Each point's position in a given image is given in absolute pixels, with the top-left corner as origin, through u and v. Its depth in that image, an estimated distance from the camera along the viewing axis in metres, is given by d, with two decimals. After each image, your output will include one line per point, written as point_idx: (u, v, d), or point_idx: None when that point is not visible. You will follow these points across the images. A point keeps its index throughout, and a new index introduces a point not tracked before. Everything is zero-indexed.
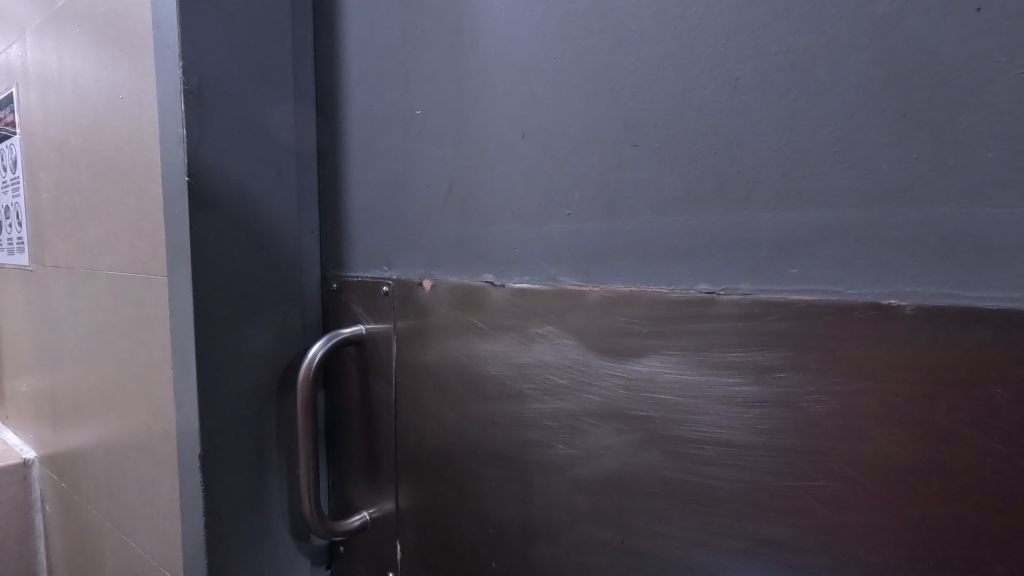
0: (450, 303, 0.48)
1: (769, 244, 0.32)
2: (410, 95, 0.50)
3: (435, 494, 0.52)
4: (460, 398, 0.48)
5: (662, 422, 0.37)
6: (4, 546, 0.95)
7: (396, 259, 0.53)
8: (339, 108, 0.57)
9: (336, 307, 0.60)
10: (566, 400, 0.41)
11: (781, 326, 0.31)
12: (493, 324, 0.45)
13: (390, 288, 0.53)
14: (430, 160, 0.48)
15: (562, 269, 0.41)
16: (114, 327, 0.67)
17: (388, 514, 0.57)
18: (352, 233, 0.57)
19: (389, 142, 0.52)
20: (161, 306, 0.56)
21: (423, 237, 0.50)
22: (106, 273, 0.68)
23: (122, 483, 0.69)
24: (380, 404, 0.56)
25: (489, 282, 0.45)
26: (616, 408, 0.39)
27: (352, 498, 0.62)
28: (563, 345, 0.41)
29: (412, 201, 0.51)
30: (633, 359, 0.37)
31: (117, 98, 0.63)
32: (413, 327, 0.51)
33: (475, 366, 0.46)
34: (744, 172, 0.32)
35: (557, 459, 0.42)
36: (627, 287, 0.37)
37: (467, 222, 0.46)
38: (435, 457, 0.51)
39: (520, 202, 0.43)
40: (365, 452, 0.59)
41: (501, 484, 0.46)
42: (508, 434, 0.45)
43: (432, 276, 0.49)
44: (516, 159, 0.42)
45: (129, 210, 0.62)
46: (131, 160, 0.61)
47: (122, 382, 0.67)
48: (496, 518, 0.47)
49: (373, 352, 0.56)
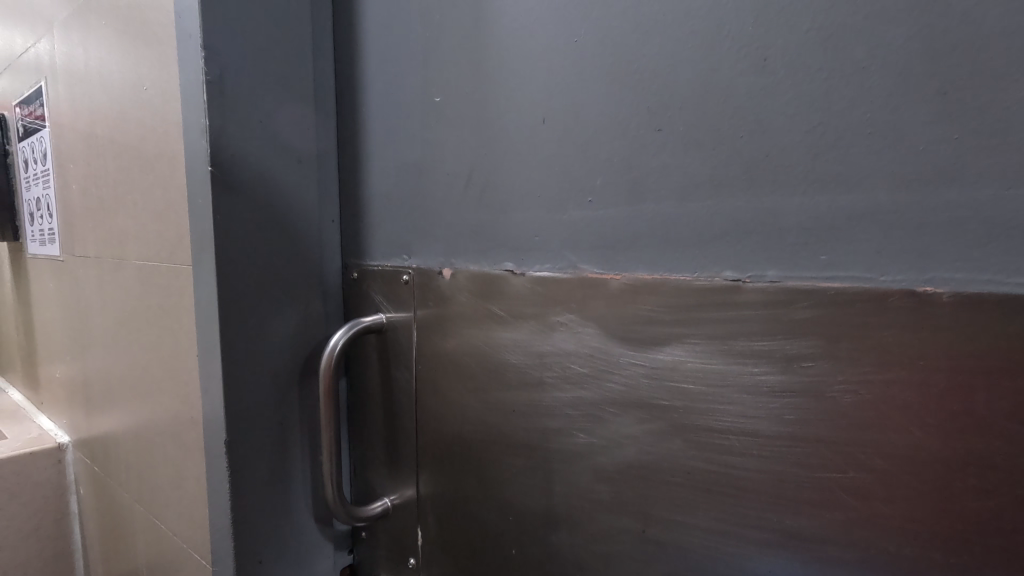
0: (470, 290, 0.47)
1: (799, 229, 0.31)
2: (429, 82, 0.49)
3: (456, 481, 0.52)
4: (480, 386, 0.48)
5: (685, 412, 0.36)
6: (42, 526, 0.98)
7: (416, 248, 0.52)
8: (359, 97, 0.57)
9: (356, 296, 0.60)
10: (587, 388, 0.41)
11: (810, 314, 0.31)
12: (514, 313, 0.44)
13: (410, 277, 0.53)
14: (450, 147, 0.48)
15: (583, 256, 0.40)
16: (142, 314, 0.69)
17: (409, 501, 0.57)
18: (372, 221, 0.57)
19: (409, 130, 0.52)
20: (187, 294, 0.58)
21: (444, 226, 0.50)
22: (133, 263, 0.70)
23: (151, 466, 0.71)
24: (401, 392, 0.56)
25: (509, 270, 0.44)
26: (638, 396, 0.38)
27: (374, 485, 0.62)
28: (583, 333, 0.40)
29: (432, 189, 0.50)
30: (655, 347, 0.37)
31: (142, 88, 0.64)
32: (433, 316, 0.51)
33: (495, 354, 0.46)
34: (773, 155, 0.32)
35: (578, 448, 0.42)
36: (649, 275, 0.37)
37: (486, 211, 0.46)
38: (455, 445, 0.52)
39: (540, 189, 0.42)
40: (386, 439, 0.59)
41: (522, 473, 0.46)
42: (528, 422, 0.45)
43: (452, 264, 0.49)
44: (536, 144, 0.42)
45: (156, 200, 0.63)
46: (156, 150, 0.62)
47: (151, 367, 0.68)
48: (517, 506, 0.47)
49: (393, 340, 0.56)
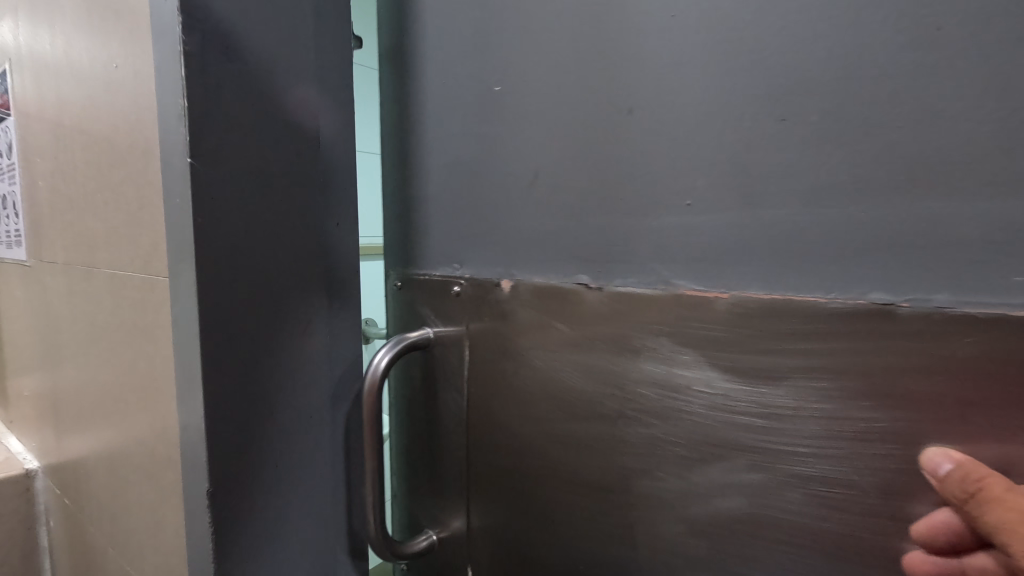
0: (533, 305, 0.41)
1: (979, 244, 0.25)
2: (486, 68, 0.43)
3: (512, 521, 0.46)
4: (542, 416, 0.42)
5: (815, 461, 0.30)
6: (8, 561, 0.88)
7: (467, 253, 0.45)
8: (393, 84, 0.50)
9: (397, 307, 0.52)
10: (681, 427, 0.34)
11: (1000, 349, 0.24)
12: (589, 335, 0.38)
13: (462, 287, 0.46)
14: (512, 139, 0.41)
15: (679, 271, 0.33)
16: (115, 330, 0.60)
17: (459, 538, 0.50)
18: (416, 222, 0.50)
19: (459, 119, 0.45)
20: (163, 310, 0.50)
21: (502, 228, 0.42)
22: (105, 271, 0.61)
23: (125, 502, 0.63)
24: (450, 416, 0.49)
25: (583, 283, 0.38)
26: (750, 440, 0.32)
27: (416, 516, 0.55)
28: (679, 361, 0.34)
29: (488, 187, 0.43)
30: (775, 382, 0.30)
31: (112, 71, 0.55)
32: (488, 331, 0.44)
33: (565, 381, 0.40)
34: (940, 151, 0.25)
35: (667, 495, 0.35)
36: (771, 295, 0.30)
37: (559, 212, 0.39)
38: (512, 480, 0.45)
39: (626, 189, 0.35)
40: (428, 466, 0.52)
41: (592, 519, 0.40)
42: (602, 461, 0.38)
43: (511, 275, 0.42)
44: (620, 137, 0.35)
45: (129, 200, 0.55)
46: (129, 142, 0.54)
47: (125, 391, 0.60)
48: (585, 555, 0.41)
49: (441, 358, 0.49)
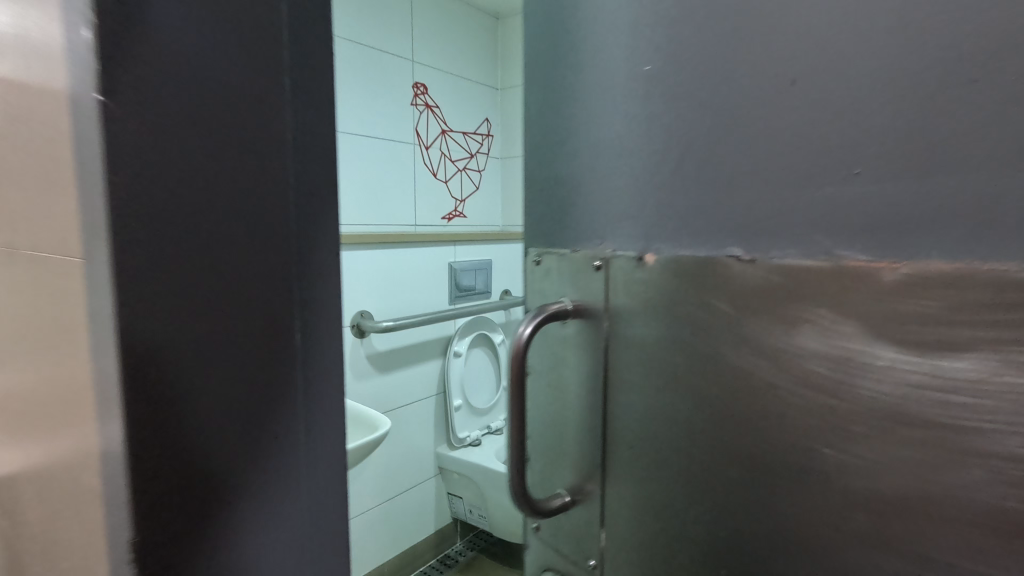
0: (681, 279, 0.45)
1: None
2: (640, 53, 0.48)
3: (653, 478, 0.50)
4: (686, 383, 0.46)
5: (991, 430, 0.30)
6: None
7: (610, 232, 0.51)
8: (547, 80, 0.56)
9: (539, 281, 0.60)
10: (841, 393, 0.36)
11: None
12: (740, 306, 0.41)
13: (604, 262, 0.51)
14: (656, 127, 0.47)
15: (842, 241, 0.36)
16: (39, 329, 0.50)
17: (591, 496, 0.57)
18: (559, 204, 0.56)
19: (606, 110, 0.51)
20: (82, 315, 0.42)
21: (643, 206, 0.48)
22: (24, 255, 0.51)
23: (60, 526, 0.53)
24: (586, 381, 0.55)
25: (736, 256, 0.42)
26: (915, 407, 0.33)
27: (553, 474, 0.62)
28: (840, 332, 0.36)
29: (636, 169, 0.49)
30: (949, 353, 0.31)
31: (22, 19, 0.46)
32: (628, 307, 0.50)
33: (703, 351, 0.44)
34: None
35: (824, 463, 0.38)
36: (951, 265, 0.31)
37: (703, 189, 0.44)
38: (649, 445, 0.50)
39: (790, 161, 0.39)
40: (568, 427, 0.59)
41: (739, 478, 0.43)
42: (749, 425, 0.42)
43: (656, 250, 0.47)
44: (781, 112, 0.39)
45: (39, 165, 0.45)
46: (35, 97, 0.44)
47: (52, 399, 0.50)
48: (730, 511, 0.45)
49: (582, 327, 0.55)
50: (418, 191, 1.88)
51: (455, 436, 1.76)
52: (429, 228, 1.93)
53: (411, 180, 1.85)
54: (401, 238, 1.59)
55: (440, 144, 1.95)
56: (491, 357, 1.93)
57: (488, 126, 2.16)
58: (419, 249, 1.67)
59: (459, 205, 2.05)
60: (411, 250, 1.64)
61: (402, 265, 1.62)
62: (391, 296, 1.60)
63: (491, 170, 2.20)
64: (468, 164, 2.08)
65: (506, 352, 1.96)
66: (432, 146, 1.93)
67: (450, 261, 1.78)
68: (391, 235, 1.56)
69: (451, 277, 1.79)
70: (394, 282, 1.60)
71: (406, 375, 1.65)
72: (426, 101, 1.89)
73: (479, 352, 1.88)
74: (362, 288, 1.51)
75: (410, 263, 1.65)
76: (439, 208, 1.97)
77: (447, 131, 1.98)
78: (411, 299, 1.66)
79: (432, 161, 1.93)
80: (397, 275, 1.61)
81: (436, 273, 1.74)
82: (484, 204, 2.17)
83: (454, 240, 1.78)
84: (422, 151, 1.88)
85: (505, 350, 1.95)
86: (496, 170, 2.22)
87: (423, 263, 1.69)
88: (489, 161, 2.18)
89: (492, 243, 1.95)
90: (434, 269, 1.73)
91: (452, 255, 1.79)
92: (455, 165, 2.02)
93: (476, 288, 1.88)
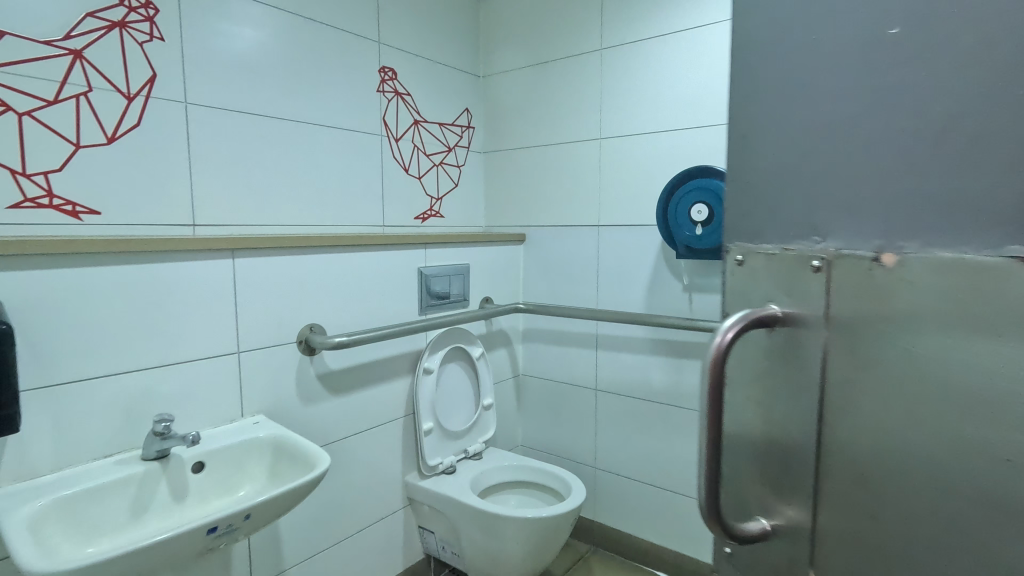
0: (920, 282, 0.43)
1: None
2: (887, 11, 0.46)
3: (867, 506, 0.48)
4: (917, 401, 0.44)
5: None
6: None
7: (837, 229, 0.50)
8: (769, 68, 0.56)
9: (744, 281, 0.62)
10: None
11: None
12: (994, 325, 0.39)
13: (823, 265, 0.51)
14: (895, 125, 0.45)
15: None
16: None
17: (797, 528, 0.55)
18: (777, 203, 0.57)
19: (841, 98, 0.49)
20: None
21: (887, 203, 0.46)
22: None
23: None
24: (797, 392, 0.54)
25: (1002, 257, 0.39)
26: None
27: (751, 483, 0.61)
28: None
29: (878, 165, 0.47)
30: None
31: None
32: (861, 315, 0.47)
33: (957, 368, 0.41)
34: None
35: None
36: None
37: (964, 183, 0.42)
38: (879, 470, 0.47)
39: None
40: (772, 439, 0.58)
41: (972, 509, 0.41)
42: (1000, 450, 0.39)
43: (896, 252, 0.46)
44: None
45: None
46: None
47: None
48: (965, 543, 0.42)
49: (800, 332, 0.54)
50: (385, 187, 1.69)
51: (425, 463, 1.56)
52: (398, 230, 1.74)
53: (376, 175, 1.66)
54: (360, 239, 1.40)
55: (412, 136, 1.76)
56: (468, 373, 1.74)
57: (468, 118, 1.97)
58: (381, 252, 1.47)
59: (434, 204, 1.86)
60: (372, 253, 1.45)
61: (362, 270, 1.42)
62: (349, 306, 1.40)
63: (472, 166, 2.00)
64: (445, 159, 1.89)
65: (485, 367, 1.76)
66: (402, 138, 1.73)
67: (419, 265, 1.59)
68: (347, 236, 1.37)
69: (420, 284, 1.59)
70: (353, 289, 1.40)
71: (366, 395, 1.46)
72: (395, 88, 1.70)
73: (453, 368, 1.68)
74: (314, 296, 1.31)
75: (371, 268, 1.45)
76: (411, 206, 1.77)
77: (420, 122, 1.79)
78: (373, 309, 1.46)
79: (402, 155, 1.74)
80: (356, 281, 1.41)
81: (403, 279, 1.54)
82: (464, 203, 1.98)
83: (424, 241, 1.58)
84: (390, 143, 1.70)
85: (483, 365, 1.76)
86: (477, 166, 2.03)
87: (387, 268, 1.49)
88: (470, 156, 1.99)
89: (469, 246, 1.75)
90: (400, 274, 1.53)
91: (422, 260, 1.59)
92: (429, 160, 1.83)
93: (451, 295, 1.68)
